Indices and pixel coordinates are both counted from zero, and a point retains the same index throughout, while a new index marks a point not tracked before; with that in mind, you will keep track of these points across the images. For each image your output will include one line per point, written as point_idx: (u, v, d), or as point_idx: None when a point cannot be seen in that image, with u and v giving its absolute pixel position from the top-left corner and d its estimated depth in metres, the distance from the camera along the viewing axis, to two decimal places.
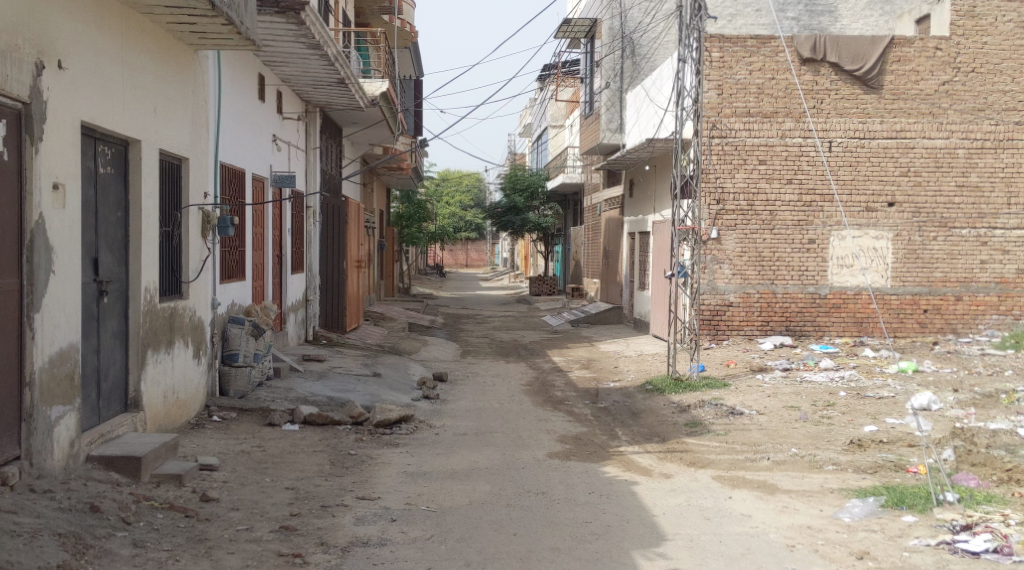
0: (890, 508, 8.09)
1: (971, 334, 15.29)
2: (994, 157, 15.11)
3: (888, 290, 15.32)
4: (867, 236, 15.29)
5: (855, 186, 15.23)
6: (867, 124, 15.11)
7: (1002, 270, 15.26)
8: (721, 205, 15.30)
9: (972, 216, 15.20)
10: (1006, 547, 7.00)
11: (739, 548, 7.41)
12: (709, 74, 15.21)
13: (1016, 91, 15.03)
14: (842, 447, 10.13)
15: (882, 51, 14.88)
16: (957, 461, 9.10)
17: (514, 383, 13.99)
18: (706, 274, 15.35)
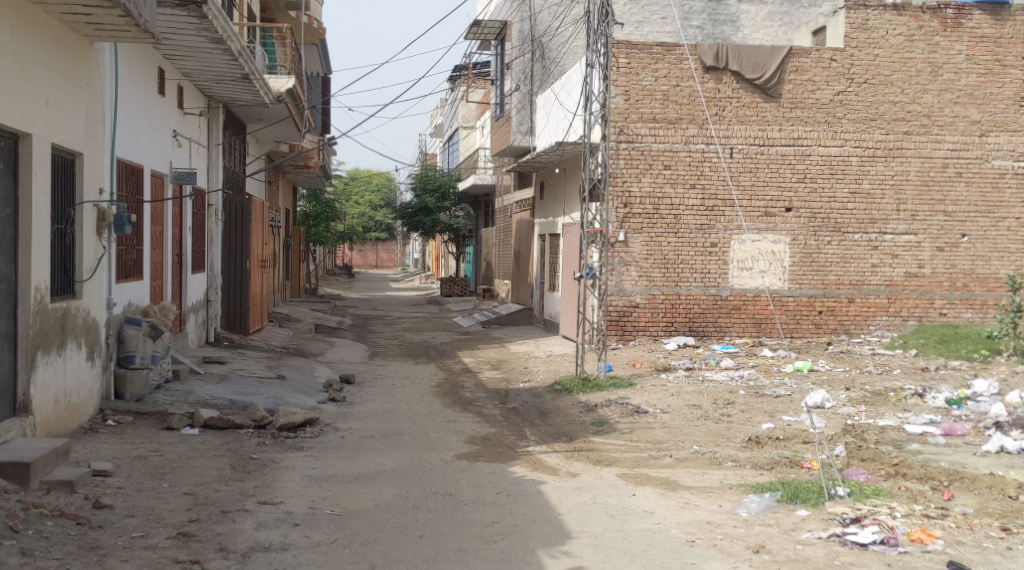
0: (785, 503, 8.37)
1: (863, 334, 15.95)
2: (885, 165, 15.80)
3: (785, 292, 15.88)
4: (765, 239, 15.80)
5: (755, 192, 15.72)
6: (767, 131, 15.62)
7: (892, 273, 15.95)
8: (628, 208, 15.60)
9: (864, 222, 15.87)
10: (892, 539, 7.33)
11: (641, 544, 7.58)
12: (616, 79, 15.45)
13: (904, 102, 15.74)
14: (741, 443, 10.44)
15: (781, 60, 15.39)
16: (848, 457, 9.48)
17: (422, 385, 13.96)
18: (613, 276, 15.61)
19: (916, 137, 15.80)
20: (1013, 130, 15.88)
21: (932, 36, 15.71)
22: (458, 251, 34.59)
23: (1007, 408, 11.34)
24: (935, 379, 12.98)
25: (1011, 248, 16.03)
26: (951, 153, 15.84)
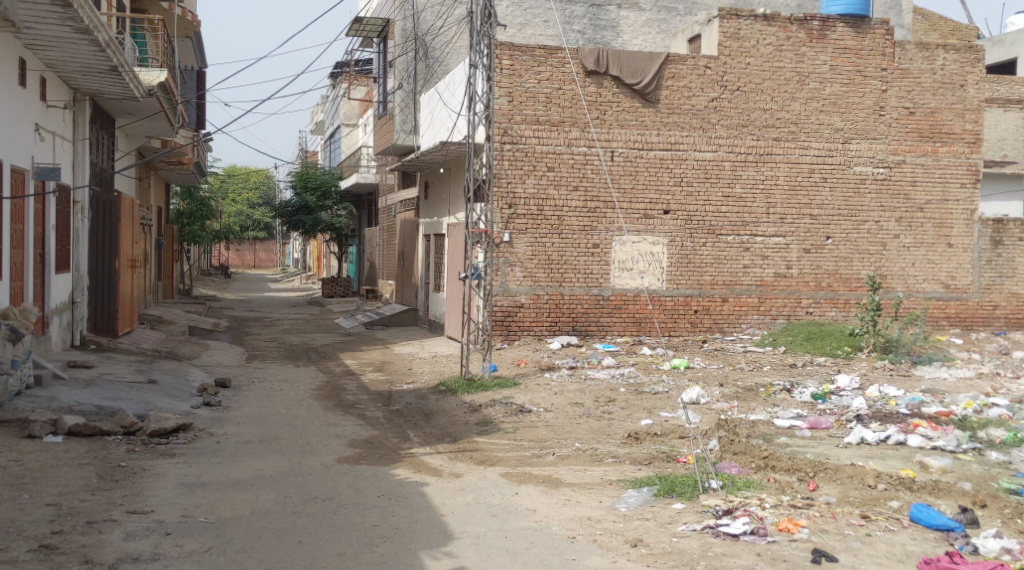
0: (662, 497, 8.58)
1: (735, 332, 16.53)
2: (756, 170, 16.42)
3: (663, 292, 16.30)
4: (644, 241, 16.18)
5: (634, 194, 16.08)
6: (646, 135, 16.01)
7: (762, 274, 16.58)
8: (512, 209, 15.70)
9: (736, 224, 16.46)
10: (761, 529, 7.63)
11: (522, 542, 7.64)
12: (499, 81, 15.53)
13: (774, 110, 16.40)
14: (621, 440, 10.65)
15: (658, 66, 15.80)
16: (721, 450, 9.80)
17: (303, 388, 13.69)
18: (498, 277, 15.68)
19: (784, 144, 16.48)
20: (872, 138, 16.75)
21: (798, 47, 16.42)
22: (340, 250, 34.07)
23: (868, 401, 11.95)
24: (803, 374, 13.57)
25: (871, 250, 16.90)
26: (817, 159, 16.59)
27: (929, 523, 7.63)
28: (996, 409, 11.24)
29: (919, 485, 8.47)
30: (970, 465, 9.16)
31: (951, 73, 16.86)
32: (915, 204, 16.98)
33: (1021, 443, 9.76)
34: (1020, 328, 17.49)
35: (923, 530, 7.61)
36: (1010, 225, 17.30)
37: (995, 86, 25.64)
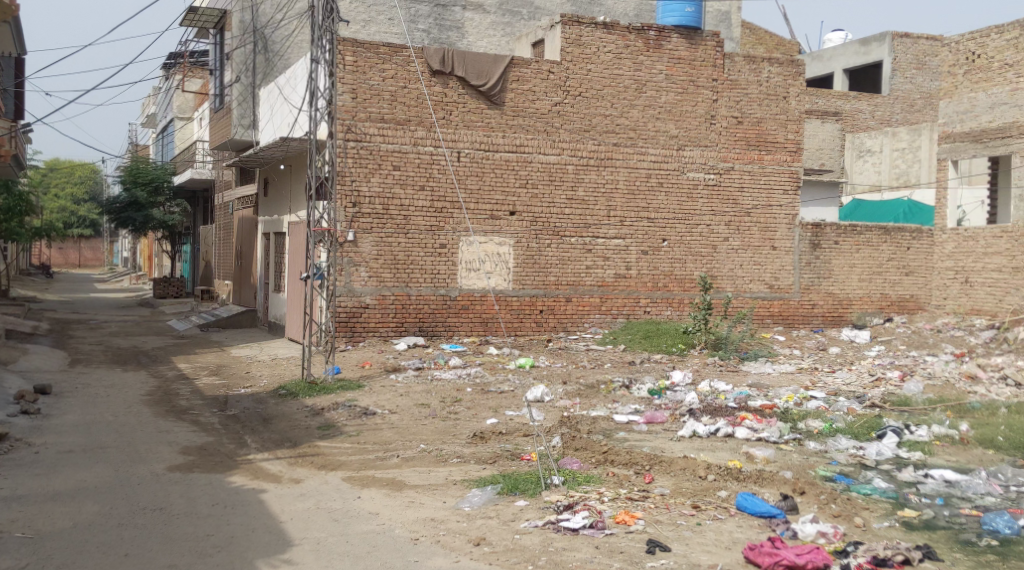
0: (505, 495, 8.66)
1: (578, 332, 16.90)
2: (597, 174, 16.85)
3: (509, 292, 16.47)
4: (491, 241, 16.31)
5: (481, 195, 16.17)
6: (492, 137, 16.14)
7: (604, 274, 17.03)
8: (356, 208, 15.48)
9: (579, 226, 16.83)
10: (599, 522, 7.83)
11: (364, 546, 7.56)
12: (342, 77, 15.28)
13: (614, 116, 16.88)
14: (466, 439, 10.66)
15: (503, 69, 15.99)
16: (563, 447, 9.98)
17: (132, 393, 13.02)
18: (342, 277, 15.43)
19: (624, 149, 16.99)
20: (705, 146, 17.52)
21: (637, 55, 16.97)
22: (173, 249, 32.63)
23: (700, 395, 12.48)
24: (640, 371, 14.03)
25: (703, 252, 17.66)
26: (654, 165, 17.19)
27: (753, 510, 8.04)
28: (816, 401, 11.97)
29: (745, 475, 8.90)
30: (792, 454, 9.71)
31: (775, 85, 17.86)
32: (743, 209, 17.88)
33: (837, 433, 10.43)
34: (835, 326, 18.66)
35: (748, 517, 8.01)
36: (826, 229, 18.46)
37: (813, 98, 27.54)
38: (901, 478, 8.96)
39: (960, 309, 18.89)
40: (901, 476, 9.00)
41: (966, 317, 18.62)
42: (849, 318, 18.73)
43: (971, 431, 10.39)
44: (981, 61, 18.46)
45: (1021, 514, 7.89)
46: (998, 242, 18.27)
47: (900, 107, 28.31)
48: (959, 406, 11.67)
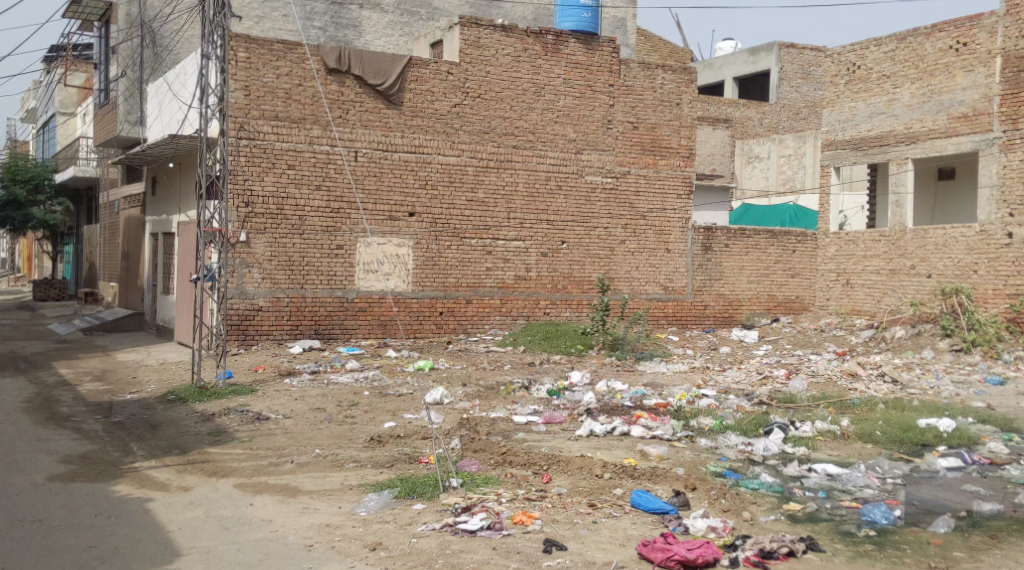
0: (402, 498, 8.58)
1: (478, 333, 16.91)
2: (497, 176, 16.90)
3: (408, 294, 16.37)
4: (389, 243, 16.17)
5: (379, 195, 16.02)
6: (390, 137, 16.01)
7: (503, 276, 17.08)
8: (250, 208, 15.13)
9: (479, 228, 16.84)
10: (496, 523, 7.84)
11: (256, 554, 7.39)
12: (235, 74, 14.93)
13: (512, 118, 16.97)
14: (363, 443, 10.52)
15: (400, 70, 15.90)
16: (462, 449, 9.96)
17: (9, 401, 12.43)
18: (234, 278, 15.07)
19: (523, 151, 17.09)
20: (602, 150, 17.77)
21: (535, 59, 17.09)
22: (56, 250, 31.33)
23: (597, 395, 12.64)
24: (538, 372, 14.12)
25: (600, 254, 17.89)
26: (553, 168, 17.34)
27: (647, 507, 8.17)
28: (707, 399, 12.27)
29: (640, 473, 9.05)
30: (683, 451, 9.91)
31: (669, 92, 18.24)
32: (639, 212, 18.19)
33: (726, 430, 10.70)
34: (726, 326, 19.16)
35: (642, 514, 8.14)
36: (717, 232, 18.94)
37: (704, 104, 28.16)
38: (786, 473, 9.25)
39: (841, 309, 19.58)
40: (786, 471, 9.29)
41: (847, 318, 19.30)
42: (739, 318, 19.25)
43: (852, 426, 10.82)
44: (861, 72, 19.14)
45: (897, 505, 8.24)
46: (877, 245, 18.86)
47: (786, 115, 29.14)
48: (841, 403, 12.12)
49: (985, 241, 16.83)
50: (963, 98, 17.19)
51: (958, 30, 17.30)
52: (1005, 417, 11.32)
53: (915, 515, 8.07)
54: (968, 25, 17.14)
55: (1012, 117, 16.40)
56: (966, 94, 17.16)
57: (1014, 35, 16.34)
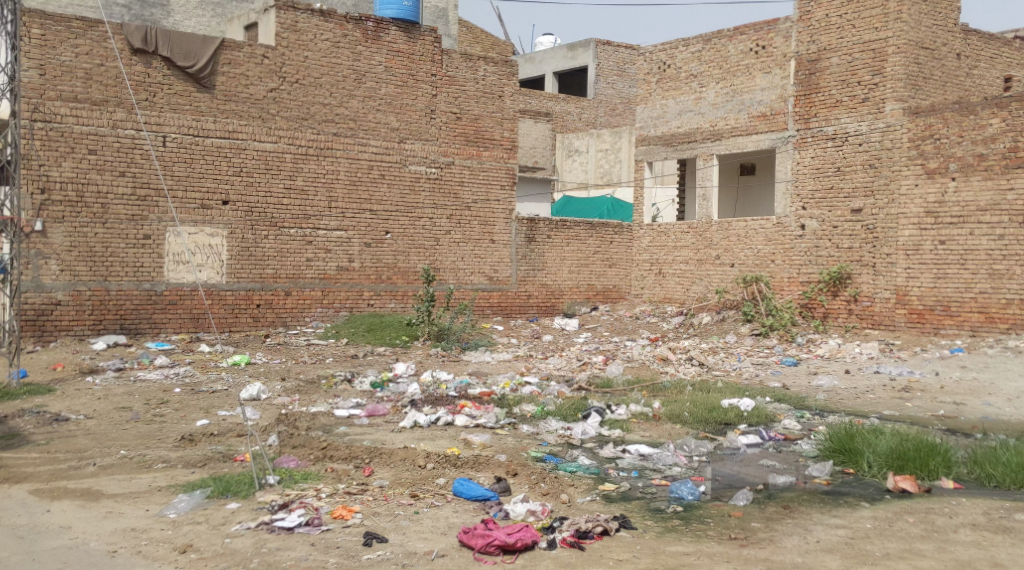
0: (215, 498, 8.26)
1: (299, 326, 16.50)
2: (317, 163, 16.55)
3: (222, 286, 15.77)
4: (202, 232, 15.52)
5: (190, 182, 15.35)
6: (201, 122, 15.37)
7: (324, 267, 16.76)
8: (45, 194, 14.16)
9: (298, 217, 16.44)
10: (315, 519, 7.68)
11: (52, 565, 6.93)
12: (28, 52, 13.94)
13: (332, 105, 16.67)
14: (173, 443, 10.05)
15: (213, 51, 15.33)
16: (280, 445, 9.69)
17: None
18: (29, 271, 14.08)
19: (343, 139, 16.80)
20: (425, 139, 17.74)
21: (355, 45, 16.87)
22: None
23: (421, 386, 12.60)
24: (361, 364, 13.97)
25: (424, 245, 17.85)
26: (374, 156, 17.14)
27: (469, 495, 8.22)
28: (529, 386, 12.49)
29: (462, 461, 9.08)
30: (505, 438, 10.04)
31: (491, 83, 18.44)
32: (463, 203, 18.27)
33: (547, 416, 10.92)
34: (548, 315, 19.55)
35: (463, 501, 8.18)
36: (539, 223, 19.32)
37: (526, 98, 28.53)
38: (603, 455, 9.53)
39: (655, 298, 20.33)
40: (602, 453, 9.57)
41: (660, 305, 20.06)
42: (560, 307, 19.68)
43: (663, 409, 11.27)
44: (671, 70, 19.98)
45: (703, 481, 8.65)
46: (686, 236, 19.72)
47: (603, 111, 30.02)
48: (653, 386, 12.62)
49: (781, 232, 17.88)
50: (762, 98, 18.20)
51: (757, 33, 18.28)
52: (799, 396, 12.10)
53: (719, 490, 8.49)
54: (766, 29, 18.13)
55: (805, 117, 17.46)
56: (764, 94, 18.17)
57: (806, 40, 17.41)
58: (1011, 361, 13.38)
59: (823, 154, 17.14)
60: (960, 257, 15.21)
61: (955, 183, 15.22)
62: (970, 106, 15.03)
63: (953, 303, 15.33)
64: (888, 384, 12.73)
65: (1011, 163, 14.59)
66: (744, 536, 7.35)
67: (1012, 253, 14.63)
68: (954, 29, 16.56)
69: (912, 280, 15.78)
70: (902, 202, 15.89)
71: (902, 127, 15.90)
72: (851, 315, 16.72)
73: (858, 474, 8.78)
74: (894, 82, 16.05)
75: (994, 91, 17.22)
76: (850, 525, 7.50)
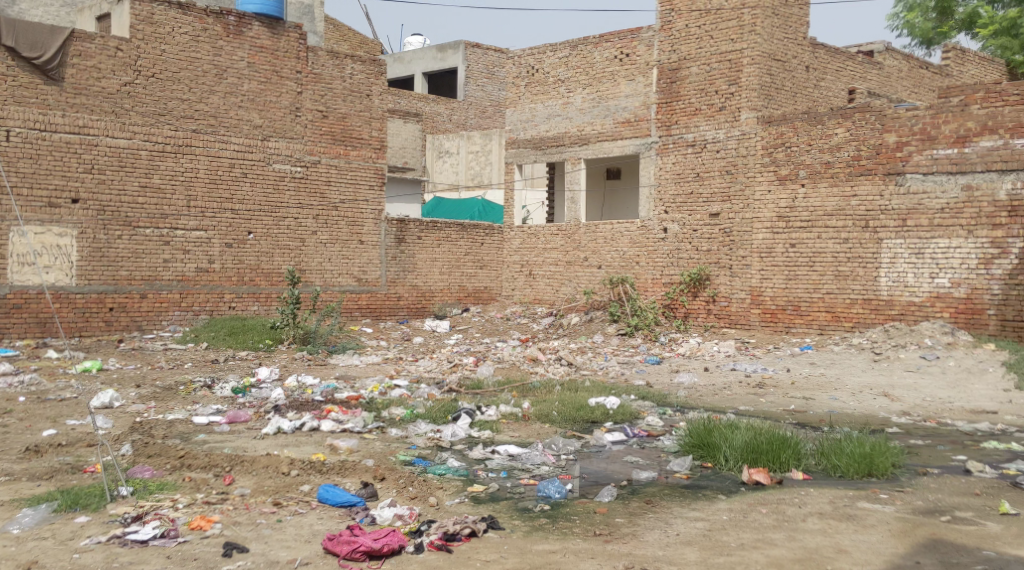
0: (63, 512, 7.83)
1: (155, 330, 15.84)
2: (174, 161, 15.97)
3: (72, 289, 15.01)
4: (49, 232, 14.75)
5: (37, 179, 14.57)
6: (48, 116, 14.63)
7: (183, 269, 16.19)
8: None
9: (154, 217, 15.82)
10: (171, 531, 7.39)
11: None
12: None
13: (191, 101, 16.14)
14: (17, 455, 9.49)
15: (61, 42, 14.65)
16: (134, 455, 9.29)
17: None
18: None
19: (203, 136, 16.28)
20: (290, 138, 17.38)
21: (215, 40, 16.42)
22: None
23: (286, 391, 12.31)
24: (223, 369, 13.55)
25: (289, 245, 17.46)
26: (236, 154, 16.67)
27: (334, 501, 8.07)
28: (399, 389, 12.38)
29: (327, 467, 8.90)
30: (373, 443, 9.91)
31: (358, 82, 18.21)
32: (330, 203, 17.97)
33: (415, 419, 10.84)
34: (419, 317, 19.46)
35: (328, 508, 8.03)
36: (409, 224, 19.22)
37: (396, 98, 28.28)
38: (471, 456, 9.54)
39: (525, 299, 20.50)
40: (471, 454, 9.58)
41: (530, 307, 20.24)
42: (431, 309, 19.62)
43: (531, 409, 11.36)
44: (539, 75, 20.20)
45: (569, 480, 8.77)
46: (555, 239, 19.95)
47: (473, 113, 30.12)
48: (522, 387, 12.71)
49: (645, 235, 18.33)
50: (626, 104, 18.62)
51: (621, 41, 18.68)
52: (661, 393, 12.42)
53: (584, 488, 8.62)
54: (629, 37, 18.55)
55: (666, 123, 17.94)
56: (628, 100, 18.59)
57: (668, 49, 17.91)
58: (855, 357, 14.12)
59: (683, 160, 17.66)
60: (810, 258, 15.95)
61: (804, 189, 15.96)
62: (818, 116, 15.77)
63: (802, 303, 16.06)
64: (744, 381, 13.22)
65: (855, 171, 15.38)
66: (608, 532, 7.48)
67: (855, 255, 15.43)
68: (804, 42, 17.33)
69: (766, 281, 16.47)
70: (756, 206, 16.55)
71: (756, 135, 16.55)
72: (710, 315, 17.30)
73: (716, 468, 9.09)
74: (749, 92, 16.68)
75: (840, 102, 18.11)
76: (708, 518, 7.73)
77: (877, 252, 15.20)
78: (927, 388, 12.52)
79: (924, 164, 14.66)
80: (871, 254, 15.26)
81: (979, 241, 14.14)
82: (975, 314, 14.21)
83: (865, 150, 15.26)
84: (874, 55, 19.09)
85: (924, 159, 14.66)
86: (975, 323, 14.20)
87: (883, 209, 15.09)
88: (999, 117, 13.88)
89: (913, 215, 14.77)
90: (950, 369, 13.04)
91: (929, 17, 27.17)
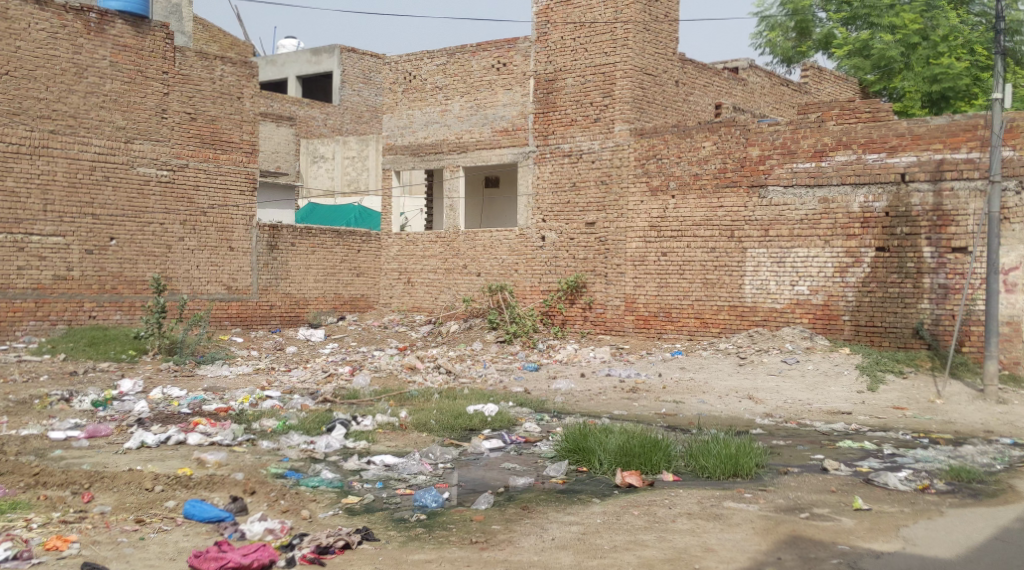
0: None
1: (8, 341, 15.04)
2: (30, 163, 15.29)
3: None
4: None
5: None
6: None
7: (38, 277, 15.44)
8: None
9: (7, 221, 15.10)
10: (25, 552, 6.99)
11: None
12: None
13: (48, 100, 15.46)
14: None
15: None
16: None
17: None
18: None
19: (61, 137, 15.62)
20: (155, 140, 16.79)
21: (74, 37, 15.77)
22: None
23: (150, 404, 11.84)
24: (83, 382, 12.94)
25: (155, 252, 16.85)
26: (98, 156, 16.03)
27: (201, 517, 7.80)
28: (270, 400, 12.09)
29: (194, 481, 8.60)
30: (242, 455, 9.64)
31: (228, 84, 17.75)
32: (198, 208, 17.44)
33: (288, 430, 10.60)
34: (292, 326, 19.06)
35: (195, 524, 7.76)
36: (282, 231, 18.84)
37: (268, 101, 27.65)
38: (346, 467, 9.39)
39: (402, 307, 20.34)
40: (346, 465, 9.43)
41: (408, 315, 20.08)
42: (305, 317, 19.27)
43: (409, 417, 11.27)
44: (416, 81, 20.12)
45: (446, 488, 8.74)
46: (433, 246, 19.85)
47: (349, 118, 29.75)
48: (399, 396, 12.61)
49: (523, 243, 18.44)
50: (503, 113, 18.73)
51: (498, 51, 18.78)
52: (539, 400, 12.53)
53: (460, 496, 8.60)
54: (506, 47, 18.67)
55: (543, 133, 18.15)
56: (505, 110, 18.71)
57: (544, 60, 18.12)
58: (722, 362, 14.59)
59: (560, 170, 17.89)
60: (679, 267, 16.40)
61: (675, 201, 16.41)
62: (687, 129, 16.25)
63: (673, 309, 16.49)
64: (618, 386, 13.46)
65: (722, 182, 15.90)
66: (485, 539, 7.48)
67: (722, 264, 15.96)
68: (673, 57, 17.83)
69: (639, 288, 16.84)
70: (629, 216, 16.92)
71: (629, 146, 16.93)
72: (586, 322, 17.56)
73: (591, 472, 9.22)
74: (622, 104, 17.04)
75: (707, 116, 18.68)
76: (582, 521, 7.84)
77: (742, 260, 15.75)
78: (788, 391, 13.04)
79: (786, 177, 15.28)
80: (736, 262, 15.81)
81: (835, 250, 14.85)
82: (831, 320, 14.91)
83: (731, 163, 15.80)
84: (740, 72, 19.82)
85: (785, 172, 15.28)
86: (832, 328, 14.91)
87: (747, 219, 15.66)
88: (853, 133, 14.63)
89: (775, 225, 15.39)
90: (809, 372, 13.63)
91: (789, 37, 28.50)
